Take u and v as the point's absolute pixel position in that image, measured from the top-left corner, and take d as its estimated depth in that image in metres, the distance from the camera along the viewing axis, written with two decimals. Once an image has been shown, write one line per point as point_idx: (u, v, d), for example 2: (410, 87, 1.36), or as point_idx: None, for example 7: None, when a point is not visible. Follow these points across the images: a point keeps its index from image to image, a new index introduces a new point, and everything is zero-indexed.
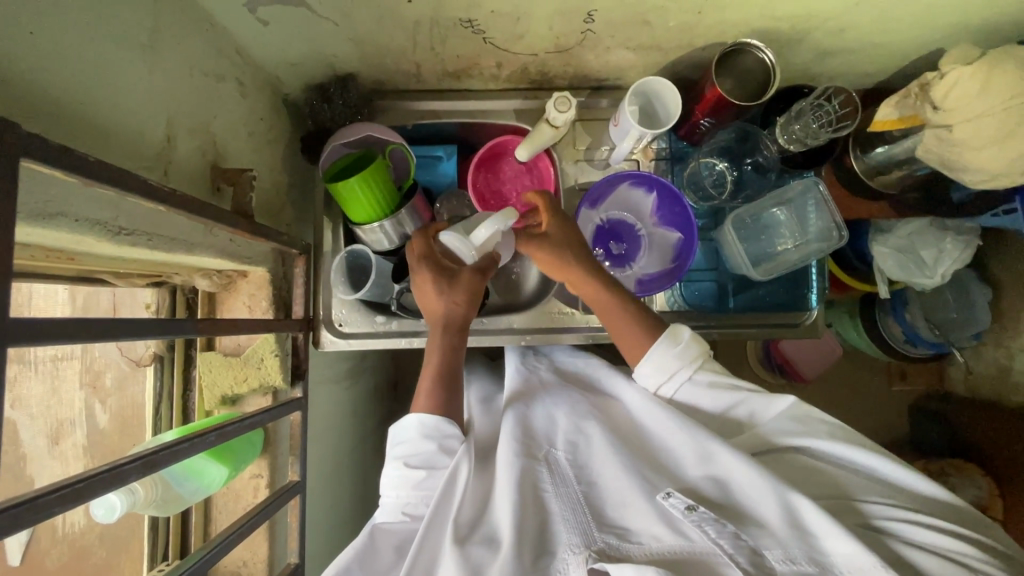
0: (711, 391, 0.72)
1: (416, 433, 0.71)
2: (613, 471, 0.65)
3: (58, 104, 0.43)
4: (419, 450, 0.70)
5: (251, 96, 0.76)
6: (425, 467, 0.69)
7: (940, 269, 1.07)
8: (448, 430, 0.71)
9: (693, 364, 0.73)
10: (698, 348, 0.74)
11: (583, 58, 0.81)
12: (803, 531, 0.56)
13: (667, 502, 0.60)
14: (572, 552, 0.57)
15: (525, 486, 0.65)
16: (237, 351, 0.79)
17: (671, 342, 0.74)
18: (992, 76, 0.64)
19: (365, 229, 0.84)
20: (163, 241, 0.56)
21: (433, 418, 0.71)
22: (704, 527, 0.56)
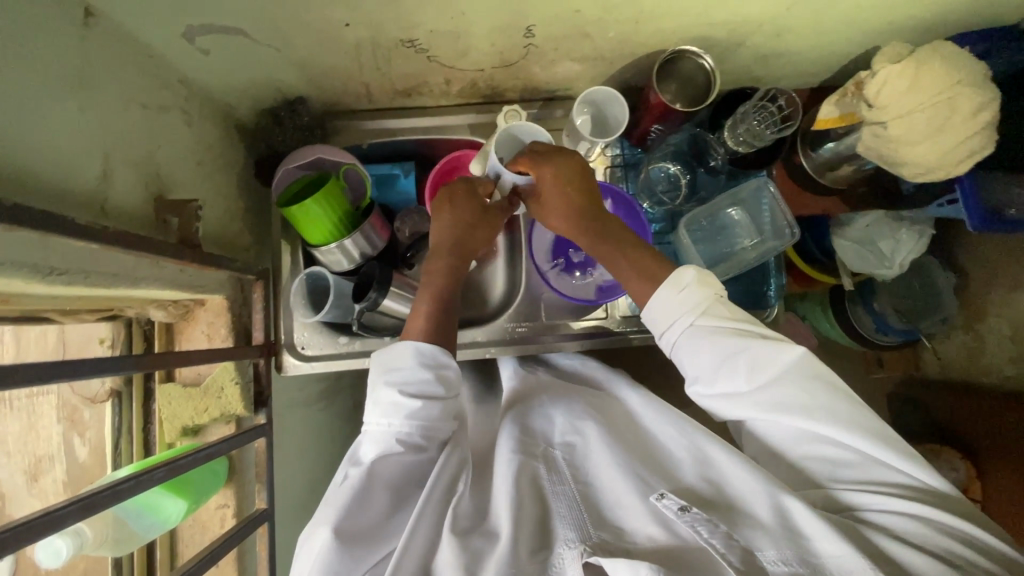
0: (713, 336, 0.68)
1: (413, 360, 0.70)
2: (608, 474, 0.66)
3: None
4: (415, 378, 0.69)
5: (200, 124, 0.76)
6: (421, 396, 0.68)
7: (898, 259, 1.10)
8: (444, 359, 0.71)
9: (696, 312, 0.70)
10: (702, 293, 0.71)
11: (530, 71, 0.82)
12: (793, 530, 0.56)
13: (661, 502, 0.60)
14: (567, 546, 0.57)
15: (523, 490, 0.65)
16: (198, 380, 0.78)
17: (673, 289, 0.72)
18: (920, 73, 0.66)
19: (322, 251, 0.84)
20: (103, 277, 0.56)
21: (427, 346, 0.72)
22: (697, 527, 0.56)
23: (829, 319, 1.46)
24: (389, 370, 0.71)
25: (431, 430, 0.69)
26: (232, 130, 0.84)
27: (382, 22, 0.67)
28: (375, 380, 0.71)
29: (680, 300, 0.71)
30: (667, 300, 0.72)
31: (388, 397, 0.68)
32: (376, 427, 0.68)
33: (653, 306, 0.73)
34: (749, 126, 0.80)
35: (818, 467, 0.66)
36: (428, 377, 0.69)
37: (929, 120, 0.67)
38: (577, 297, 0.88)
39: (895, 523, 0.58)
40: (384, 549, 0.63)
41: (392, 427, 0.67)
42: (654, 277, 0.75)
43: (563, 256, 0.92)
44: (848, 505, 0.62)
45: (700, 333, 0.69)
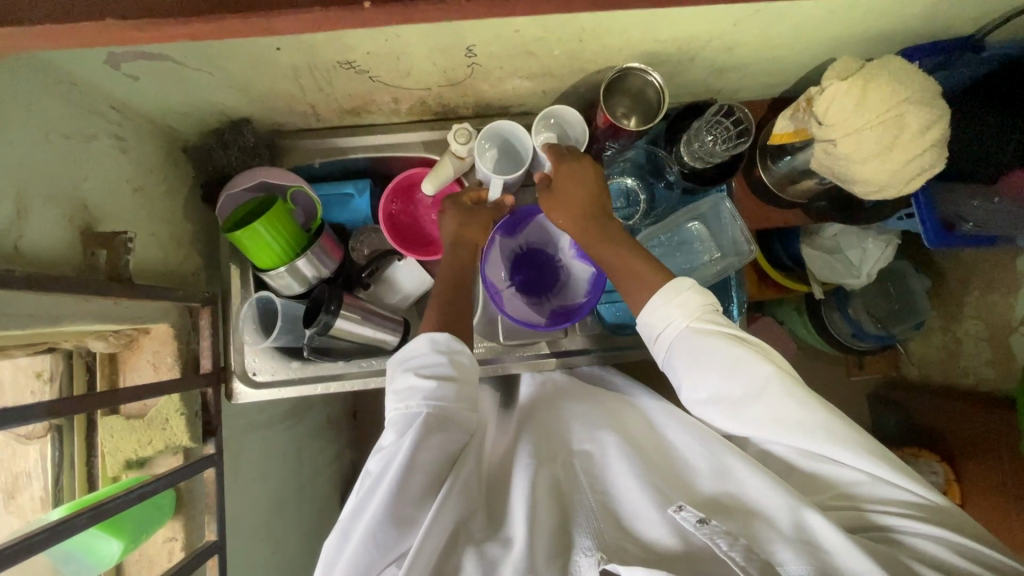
0: (713, 342, 0.65)
1: (427, 348, 0.68)
2: (624, 479, 0.64)
3: None
4: (431, 362, 0.67)
5: (138, 150, 0.74)
6: (436, 378, 0.66)
7: (865, 268, 1.09)
8: (458, 345, 0.69)
9: (693, 316, 0.67)
10: (698, 301, 0.68)
11: (479, 88, 0.80)
12: (815, 544, 0.54)
13: (679, 515, 0.57)
14: (585, 555, 0.56)
15: (539, 499, 0.64)
16: (143, 412, 0.76)
17: (667, 296, 0.69)
18: (867, 90, 0.64)
19: (272, 275, 0.82)
20: (15, 320, 0.54)
21: (442, 333, 0.70)
22: (715, 539, 0.52)
23: (807, 326, 1.41)
24: (404, 361, 0.69)
25: (452, 414, 0.65)
26: (176, 153, 0.82)
27: (315, 45, 0.64)
28: (393, 371, 0.70)
29: (678, 306, 0.68)
30: (659, 307, 0.69)
31: (406, 383, 0.66)
32: (392, 417, 0.65)
33: (648, 309, 0.70)
34: (703, 142, 0.79)
35: (830, 484, 0.64)
36: (444, 361, 0.67)
37: (879, 139, 0.65)
38: (531, 322, 0.87)
39: (910, 541, 0.56)
40: (400, 546, 0.60)
41: (409, 411, 0.64)
42: (650, 282, 0.72)
43: (523, 276, 0.91)
44: (863, 521, 0.60)
45: (692, 341, 0.66)
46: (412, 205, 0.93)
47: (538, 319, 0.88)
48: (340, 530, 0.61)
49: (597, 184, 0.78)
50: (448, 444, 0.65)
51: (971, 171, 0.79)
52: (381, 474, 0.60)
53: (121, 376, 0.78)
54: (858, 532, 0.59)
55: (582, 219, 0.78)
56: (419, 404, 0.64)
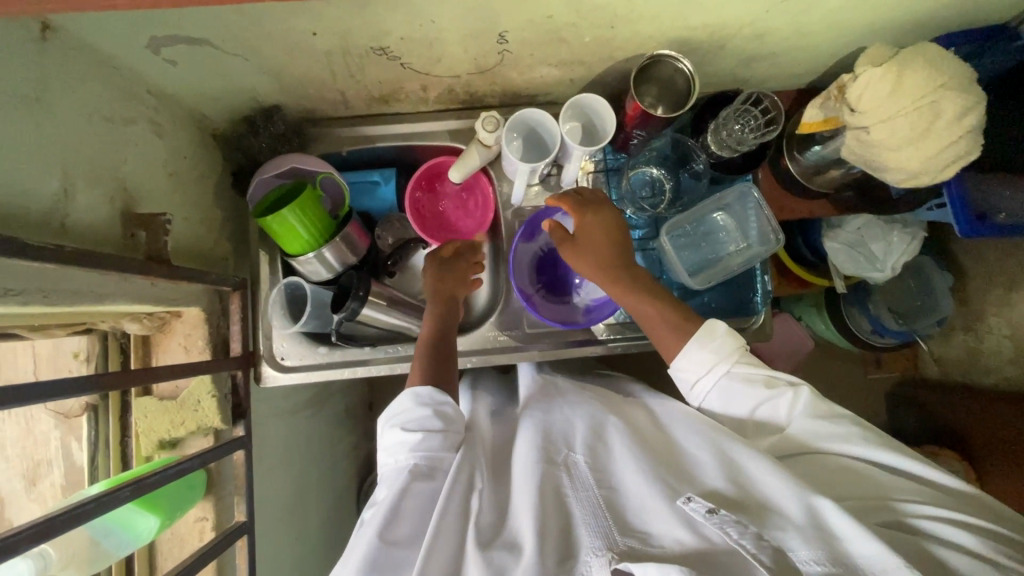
0: (749, 385, 0.70)
1: (410, 402, 0.70)
2: (632, 478, 0.61)
3: None
4: (414, 415, 0.69)
5: (172, 135, 0.75)
6: (422, 430, 0.68)
7: (890, 260, 1.06)
8: (442, 396, 0.71)
9: (731, 360, 0.72)
10: (733, 343, 0.73)
11: (507, 76, 0.81)
12: (831, 538, 0.53)
13: (688, 506, 0.56)
14: (594, 556, 0.53)
15: (546, 496, 0.61)
16: (175, 394, 0.78)
17: (704, 341, 0.74)
18: (902, 76, 0.64)
19: (301, 261, 0.82)
20: (63, 295, 0.55)
21: (426, 387, 0.72)
22: (726, 528, 0.52)
23: (825, 321, 1.40)
24: (392, 415, 0.71)
25: (439, 467, 0.67)
26: (207, 139, 0.83)
27: (349, 30, 0.65)
28: (382, 426, 0.71)
29: (711, 350, 0.73)
30: (696, 352, 0.73)
31: (394, 437, 0.68)
32: (387, 472, 0.67)
33: (685, 355, 0.74)
34: (731, 131, 0.79)
35: (845, 473, 0.63)
36: (430, 414, 0.69)
37: (912, 126, 0.65)
38: (563, 322, 0.88)
39: (933, 528, 0.56)
40: None
41: (399, 464, 0.66)
42: (682, 327, 0.76)
43: (546, 276, 0.92)
44: (885, 504, 0.59)
45: (733, 380, 0.72)
46: (436, 195, 0.93)
47: (573, 319, 0.90)
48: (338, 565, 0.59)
49: (622, 237, 0.79)
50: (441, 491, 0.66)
51: (1001, 162, 0.78)
52: (376, 521, 0.60)
53: (154, 358, 0.79)
54: (880, 520, 0.59)
55: (605, 276, 0.79)
56: (407, 457, 0.66)
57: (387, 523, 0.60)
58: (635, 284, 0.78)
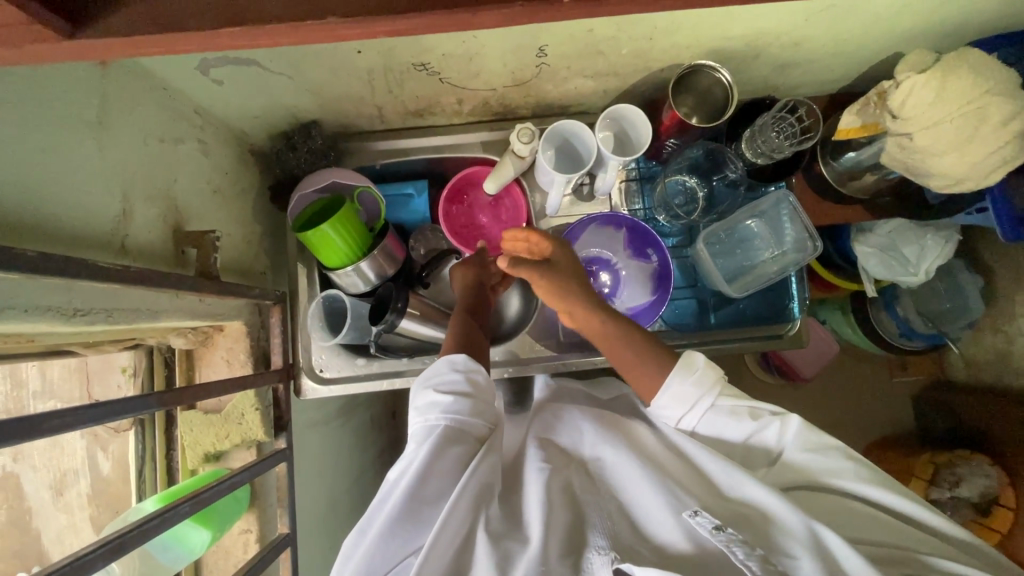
0: (735, 419, 0.67)
1: (443, 365, 0.67)
2: (639, 483, 0.60)
3: (13, 214, 0.45)
4: (445, 379, 0.66)
5: (215, 153, 0.76)
6: (453, 393, 0.64)
7: (924, 264, 1.04)
8: (475, 363, 0.67)
9: (714, 393, 0.68)
10: (713, 375, 0.69)
11: (543, 88, 0.81)
12: (829, 558, 0.51)
13: (695, 519, 0.54)
14: (598, 553, 0.52)
15: (553, 499, 0.59)
16: (219, 407, 0.79)
17: (684, 373, 0.69)
18: (946, 81, 0.63)
19: (339, 273, 0.83)
20: (125, 314, 0.56)
21: (460, 353, 0.68)
22: (732, 547, 0.51)
23: (852, 325, 1.38)
24: (425, 378, 0.67)
25: (471, 430, 0.63)
26: (246, 155, 0.84)
27: (392, 47, 0.66)
28: (415, 390, 0.68)
29: (694, 382, 0.69)
30: (677, 388, 0.69)
31: (427, 397, 0.65)
32: (413, 429, 0.64)
33: (668, 393, 0.69)
34: (767, 138, 0.79)
35: (844, 510, 0.61)
36: (462, 380, 0.66)
37: (956, 133, 0.65)
38: None
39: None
40: (415, 544, 0.58)
41: (427, 424, 0.63)
42: (663, 364, 0.71)
43: None
44: (903, 551, 0.57)
45: (720, 414, 0.68)
46: (468, 207, 0.94)
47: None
48: (358, 527, 0.60)
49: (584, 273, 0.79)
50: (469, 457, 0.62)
51: None
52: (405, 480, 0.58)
53: (197, 372, 0.80)
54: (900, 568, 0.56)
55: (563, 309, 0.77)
56: (437, 418, 0.62)
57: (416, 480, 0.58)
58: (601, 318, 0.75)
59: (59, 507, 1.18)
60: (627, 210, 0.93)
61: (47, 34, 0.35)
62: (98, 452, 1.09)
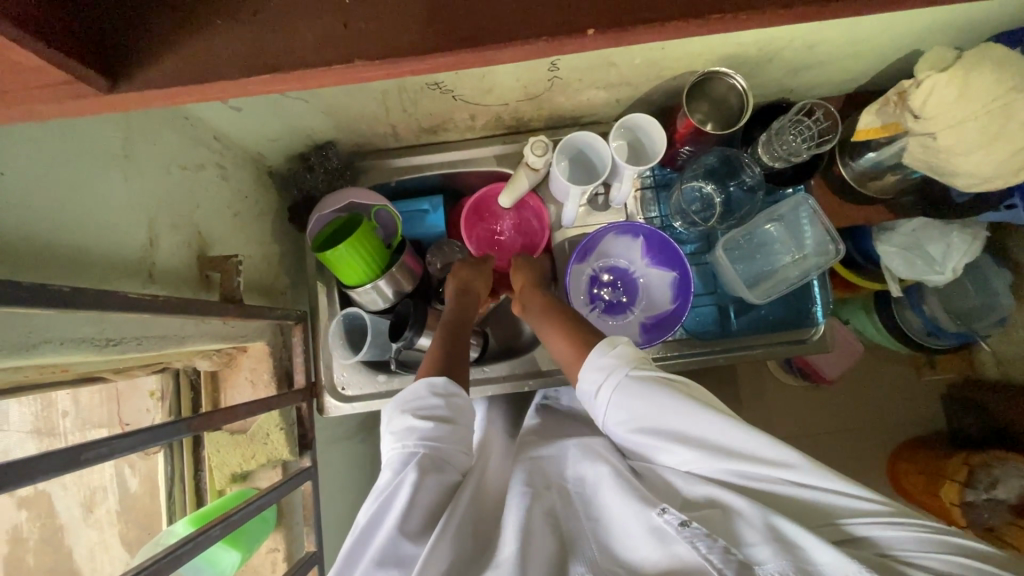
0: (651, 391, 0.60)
1: (422, 390, 0.64)
2: (613, 498, 0.56)
3: (45, 250, 0.46)
4: (423, 405, 0.63)
5: (234, 177, 0.77)
6: (432, 420, 0.62)
7: (951, 263, 1.01)
8: (456, 387, 0.65)
9: (629, 367, 0.63)
10: (631, 354, 0.65)
11: (555, 101, 0.81)
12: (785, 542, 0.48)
13: (663, 518, 0.51)
14: None
15: (534, 523, 0.56)
16: (244, 428, 0.80)
17: (603, 349, 0.65)
18: (970, 79, 0.62)
19: (359, 291, 0.84)
20: (153, 341, 0.57)
21: (440, 377, 0.66)
22: (696, 542, 0.48)
23: (877, 325, 1.35)
24: (399, 405, 0.64)
25: (451, 456, 0.61)
26: (265, 178, 0.85)
27: None
28: (387, 414, 0.65)
29: (614, 358, 0.64)
30: (595, 366, 0.65)
31: (404, 422, 0.62)
32: (389, 457, 0.61)
33: (583, 370, 0.66)
34: (784, 141, 0.78)
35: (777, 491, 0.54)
36: (442, 404, 0.63)
37: (983, 131, 0.63)
38: None
39: (905, 553, 0.49)
40: None
41: (404, 453, 0.59)
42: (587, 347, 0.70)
43: (599, 297, 0.90)
44: (835, 523, 0.52)
45: (633, 387, 0.61)
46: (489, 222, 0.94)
47: (631, 338, 0.87)
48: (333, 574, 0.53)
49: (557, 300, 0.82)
50: (449, 486, 0.59)
51: None
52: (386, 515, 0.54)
53: (222, 394, 0.82)
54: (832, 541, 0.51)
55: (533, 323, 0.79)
56: (415, 444, 0.59)
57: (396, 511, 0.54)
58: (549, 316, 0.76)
59: (89, 523, 1.21)
60: (644, 219, 0.91)
61: (87, 89, 0.37)
62: (127, 469, 1.11)
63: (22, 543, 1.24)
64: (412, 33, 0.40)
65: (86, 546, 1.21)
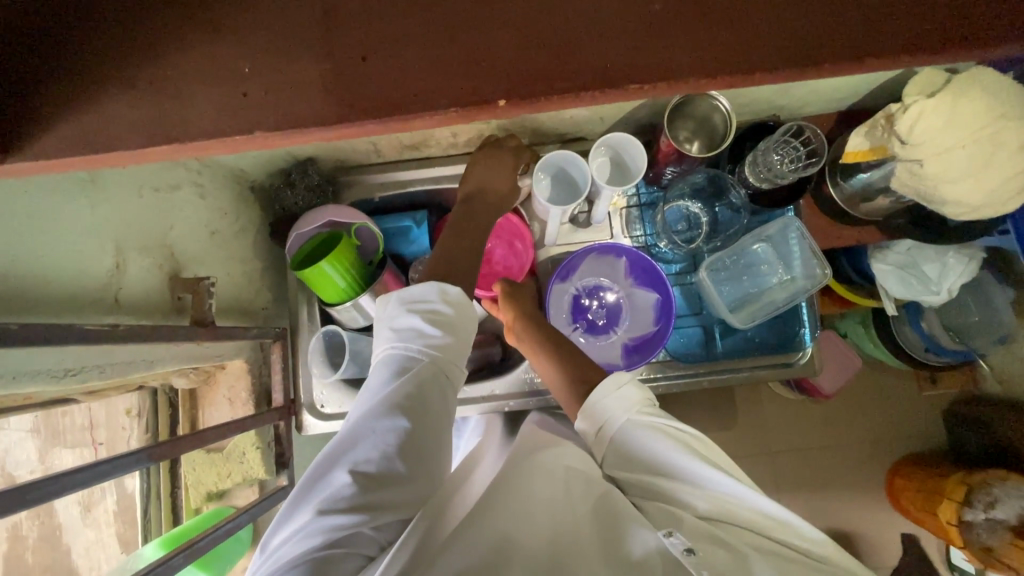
0: (659, 437, 0.58)
1: (431, 291, 0.59)
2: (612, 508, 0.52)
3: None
4: (432, 308, 0.58)
5: (213, 195, 0.76)
6: (438, 327, 0.57)
7: (946, 284, 0.99)
8: (466, 299, 0.61)
9: (636, 410, 0.61)
10: (641, 395, 0.63)
11: (538, 119, 0.80)
12: None
13: (666, 540, 0.48)
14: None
15: (528, 508, 0.52)
16: (221, 446, 0.80)
17: (609, 388, 0.63)
18: (957, 106, 0.60)
19: (338, 308, 0.83)
20: (117, 367, 0.57)
21: (454, 287, 0.60)
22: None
23: (875, 340, 1.32)
24: (404, 299, 0.59)
25: (450, 373, 0.58)
26: (247, 193, 0.85)
27: None
28: (386, 308, 0.60)
29: (619, 398, 0.62)
30: (602, 401, 0.63)
31: (409, 323, 0.57)
32: (385, 354, 0.57)
33: (584, 407, 0.64)
34: (769, 162, 0.76)
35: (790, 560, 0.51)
36: (450, 311, 0.59)
37: (971, 158, 0.61)
38: (607, 362, 0.85)
39: None
40: (381, 506, 0.49)
41: (405, 355, 0.56)
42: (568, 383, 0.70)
43: (582, 317, 0.89)
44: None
45: (640, 431, 0.59)
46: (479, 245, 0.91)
47: (613, 361, 0.85)
48: (309, 478, 0.51)
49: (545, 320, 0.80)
50: (445, 397, 0.56)
51: None
52: (377, 429, 0.52)
53: (200, 410, 0.83)
54: None
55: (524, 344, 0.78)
56: (418, 349, 0.56)
57: (390, 426, 0.51)
58: (538, 345, 0.76)
59: (85, 523, 1.21)
60: (628, 238, 0.90)
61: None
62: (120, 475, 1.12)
63: (21, 540, 1.25)
64: (317, 108, 0.46)
65: (81, 548, 1.22)
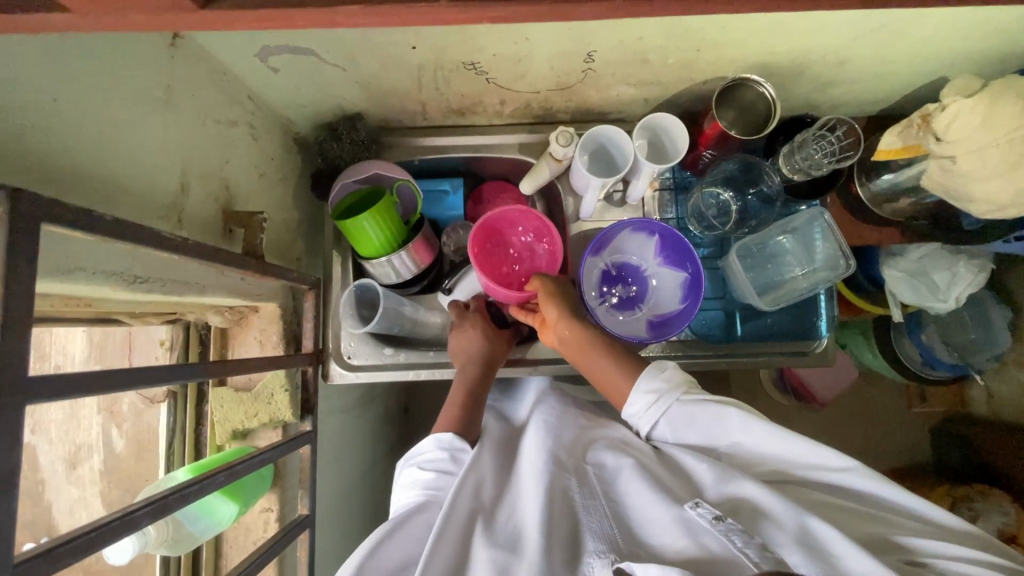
0: (703, 412, 0.64)
1: (431, 442, 0.69)
2: (633, 488, 0.59)
3: (74, 173, 0.45)
4: (433, 457, 0.67)
5: (264, 138, 0.78)
6: (437, 471, 0.66)
7: (954, 292, 1.02)
8: (463, 443, 0.69)
9: (678, 391, 0.66)
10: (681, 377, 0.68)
11: (585, 94, 0.83)
12: (822, 549, 0.49)
13: (695, 511, 0.53)
14: (597, 557, 0.51)
15: (553, 504, 0.58)
16: (249, 386, 0.81)
17: (653, 372, 0.68)
18: (994, 107, 0.63)
19: (373, 263, 0.85)
20: (174, 285, 0.58)
21: (446, 433, 0.70)
22: (731, 536, 0.49)
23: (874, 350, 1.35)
24: (412, 455, 0.69)
25: None
26: (291, 142, 0.86)
27: (448, 46, 0.69)
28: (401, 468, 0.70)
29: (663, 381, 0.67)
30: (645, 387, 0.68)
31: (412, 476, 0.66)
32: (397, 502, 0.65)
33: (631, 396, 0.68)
34: (806, 154, 0.80)
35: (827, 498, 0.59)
36: (447, 457, 0.67)
37: (1005, 156, 0.64)
38: (631, 334, 0.87)
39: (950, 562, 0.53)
40: None
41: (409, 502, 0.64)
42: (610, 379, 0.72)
43: (611, 290, 0.92)
44: (875, 534, 0.55)
45: (684, 409, 0.65)
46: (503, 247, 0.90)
47: (637, 336, 0.88)
48: None
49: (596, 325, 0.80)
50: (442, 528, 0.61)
51: None
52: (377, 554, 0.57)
53: (229, 350, 0.84)
54: (882, 550, 0.53)
55: (576, 356, 0.78)
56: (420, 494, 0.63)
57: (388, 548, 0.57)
58: (590, 339, 0.76)
59: None
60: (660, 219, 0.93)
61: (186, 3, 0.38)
62: None
63: None
64: None
65: None
